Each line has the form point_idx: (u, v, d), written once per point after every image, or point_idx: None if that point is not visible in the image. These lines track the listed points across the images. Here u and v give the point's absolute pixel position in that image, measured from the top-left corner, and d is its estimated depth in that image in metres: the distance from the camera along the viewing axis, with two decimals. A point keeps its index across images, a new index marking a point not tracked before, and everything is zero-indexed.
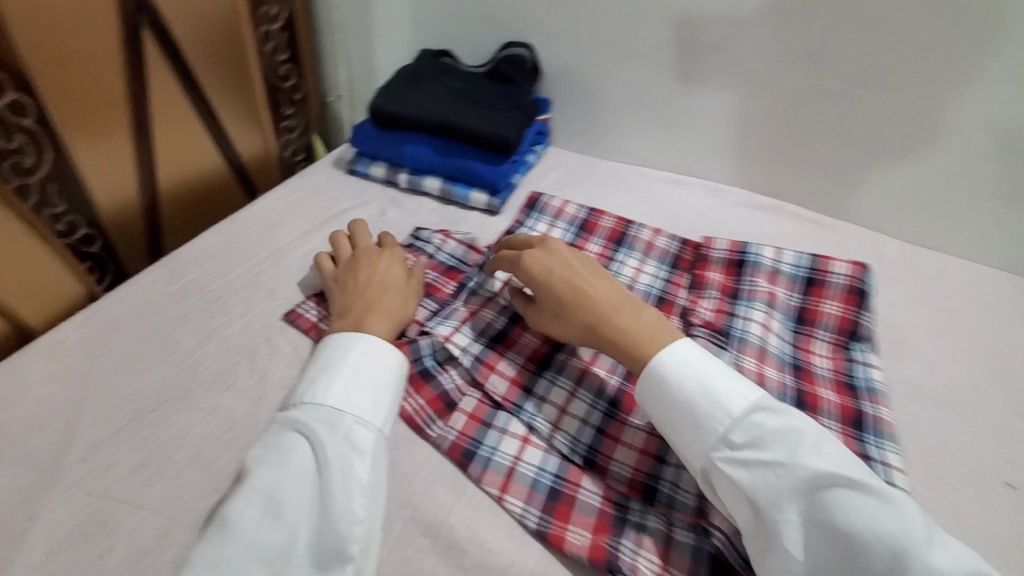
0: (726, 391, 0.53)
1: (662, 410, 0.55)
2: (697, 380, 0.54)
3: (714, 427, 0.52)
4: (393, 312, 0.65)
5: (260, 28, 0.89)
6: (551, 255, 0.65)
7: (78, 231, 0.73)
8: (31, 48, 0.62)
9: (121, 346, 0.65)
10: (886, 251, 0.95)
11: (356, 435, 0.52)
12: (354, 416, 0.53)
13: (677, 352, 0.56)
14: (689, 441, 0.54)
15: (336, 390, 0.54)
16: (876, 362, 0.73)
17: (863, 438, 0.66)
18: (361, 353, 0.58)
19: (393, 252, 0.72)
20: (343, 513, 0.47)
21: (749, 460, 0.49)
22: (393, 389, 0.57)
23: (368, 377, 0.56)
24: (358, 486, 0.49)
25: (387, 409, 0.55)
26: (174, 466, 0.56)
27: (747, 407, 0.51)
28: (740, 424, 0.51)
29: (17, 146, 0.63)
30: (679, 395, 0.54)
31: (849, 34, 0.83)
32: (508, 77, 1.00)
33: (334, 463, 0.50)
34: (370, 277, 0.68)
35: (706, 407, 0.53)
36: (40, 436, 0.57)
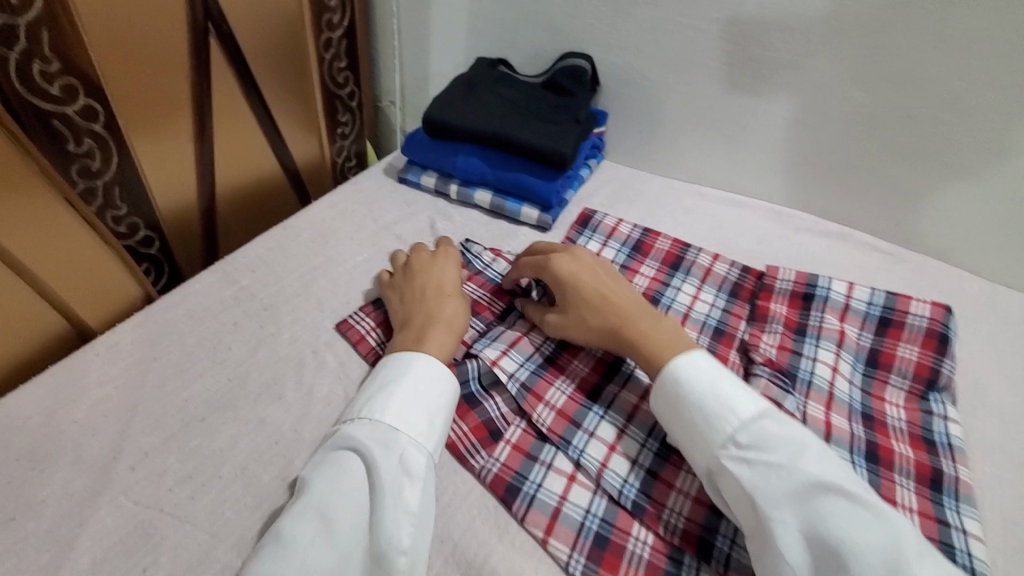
0: (737, 396, 0.53)
1: (674, 409, 0.55)
2: (709, 382, 0.54)
3: (721, 426, 0.52)
4: (454, 322, 0.64)
5: (322, 35, 0.89)
6: (577, 260, 0.67)
7: (139, 233, 0.74)
8: (104, 55, 0.62)
9: (174, 351, 0.65)
10: (963, 290, 0.88)
11: (409, 458, 0.50)
12: (408, 438, 0.51)
13: (693, 358, 0.56)
14: (698, 441, 0.53)
15: (390, 411, 0.53)
16: (955, 417, 0.68)
17: (941, 500, 0.60)
18: (415, 373, 0.57)
19: (451, 259, 0.72)
20: (390, 541, 0.45)
21: (753, 460, 0.49)
22: (445, 414, 0.56)
23: (421, 399, 0.55)
24: (406, 511, 0.47)
25: (438, 431, 0.54)
26: (220, 479, 0.56)
27: (756, 411, 0.51)
28: (747, 426, 0.51)
29: (86, 150, 0.64)
30: (692, 395, 0.54)
31: (943, 55, 0.76)
32: (566, 89, 0.97)
33: (386, 487, 0.48)
34: (429, 286, 0.67)
35: (716, 407, 0.52)
36: (91, 439, 0.57)
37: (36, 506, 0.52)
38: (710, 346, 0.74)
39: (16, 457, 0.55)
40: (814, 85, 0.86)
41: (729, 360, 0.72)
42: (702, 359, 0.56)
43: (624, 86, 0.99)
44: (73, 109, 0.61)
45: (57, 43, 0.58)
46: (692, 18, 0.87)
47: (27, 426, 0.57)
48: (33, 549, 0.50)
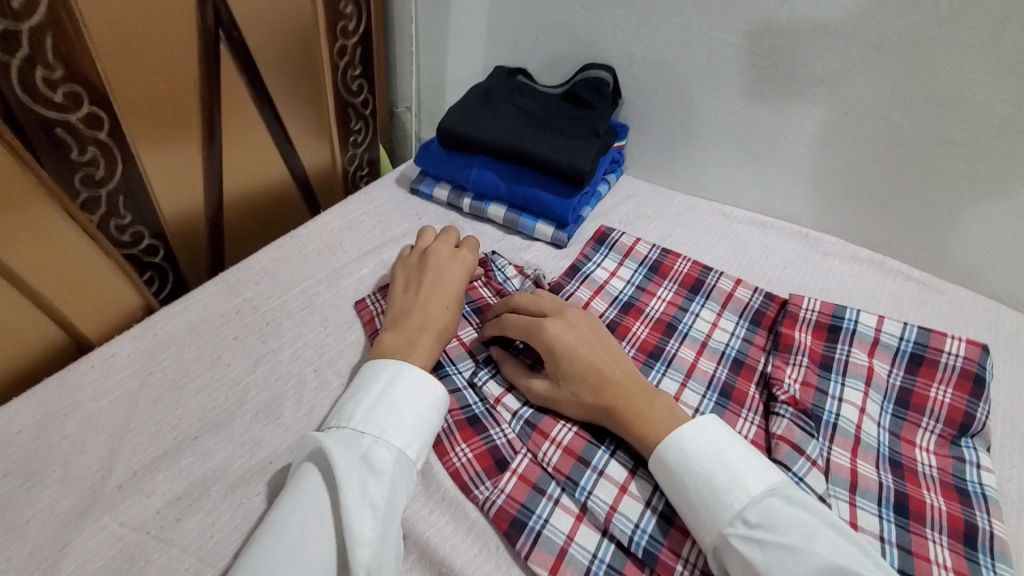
0: (746, 470, 0.50)
1: (678, 483, 0.52)
2: (717, 455, 0.51)
3: (729, 501, 0.49)
4: (443, 332, 0.63)
5: (336, 41, 0.88)
6: (573, 328, 0.61)
7: (143, 242, 0.72)
8: (108, 59, 0.60)
9: (172, 363, 0.63)
10: (1001, 323, 0.83)
11: (375, 455, 0.49)
12: (374, 436, 0.50)
13: (698, 426, 0.53)
14: (704, 516, 0.50)
15: (360, 413, 0.52)
16: (989, 464, 0.63)
17: (975, 558, 0.56)
18: (392, 375, 0.55)
19: (468, 268, 0.70)
20: (353, 534, 0.44)
21: (765, 540, 0.46)
22: (420, 405, 0.54)
23: (395, 399, 0.53)
24: (370, 507, 0.46)
25: (409, 426, 0.52)
26: (210, 501, 0.52)
27: (765, 488, 0.48)
28: (756, 503, 0.48)
29: (90, 158, 0.62)
30: (697, 467, 0.51)
31: (992, 76, 0.71)
32: (586, 101, 0.93)
33: (346, 480, 0.46)
34: (434, 289, 0.66)
35: (724, 480, 0.49)
36: (82, 454, 0.54)
37: (20, 526, 0.49)
38: (728, 378, 0.70)
39: (4, 474, 0.52)
40: (849, 103, 0.81)
41: (748, 396, 0.68)
42: (709, 430, 0.53)
43: (647, 99, 0.96)
44: (77, 116, 0.60)
45: (61, 48, 0.56)
46: (722, 31, 0.84)
47: (17, 441, 0.55)
48: (15, 572, 0.47)
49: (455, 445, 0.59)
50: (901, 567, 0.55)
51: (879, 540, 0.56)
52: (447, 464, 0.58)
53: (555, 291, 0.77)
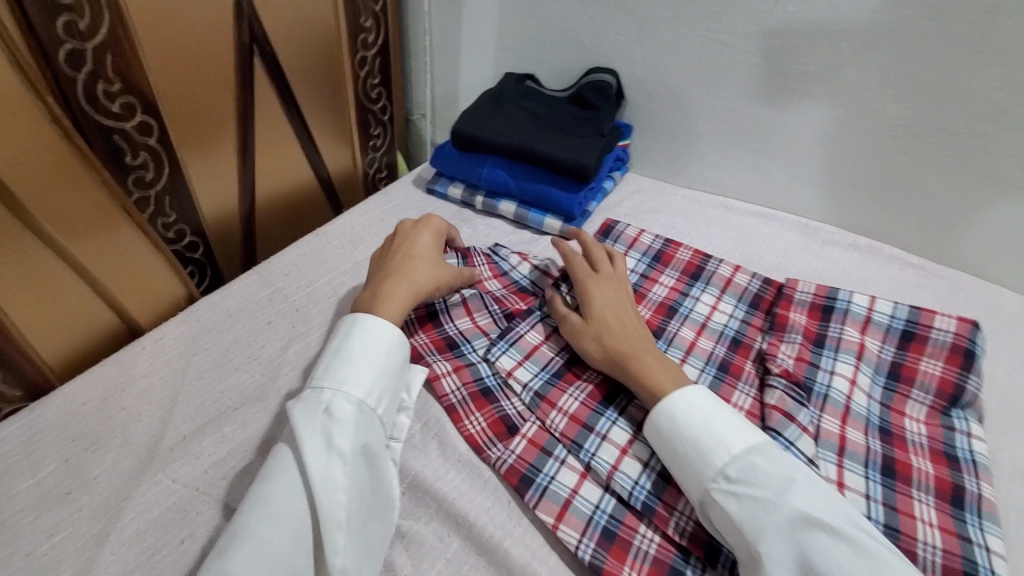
0: (727, 430, 0.54)
1: (667, 445, 0.56)
2: (699, 418, 0.55)
3: (712, 460, 0.53)
4: (416, 285, 0.67)
5: (356, 54, 0.96)
6: (613, 291, 0.71)
7: (185, 239, 0.79)
8: (158, 74, 0.68)
9: (214, 346, 0.69)
10: (1000, 305, 0.86)
11: (336, 406, 0.53)
12: (334, 389, 0.55)
13: (686, 393, 0.58)
14: (691, 474, 0.54)
15: (320, 371, 0.57)
16: (980, 434, 0.66)
17: (963, 517, 0.59)
18: (351, 330, 0.60)
19: (434, 231, 0.76)
20: (325, 484, 0.49)
21: (741, 495, 0.50)
22: (380, 358, 0.58)
23: (354, 352, 0.58)
24: (338, 457, 0.51)
25: (368, 379, 0.56)
26: (251, 461, 0.58)
27: (745, 447, 0.52)
28: (736, 461, 0.52)
29: (141, 162, 0.70)
30: (684, 429, 0.55)
31: (984, 65, 0.75)
32: (591, 102, 0.98)
33: (310, 436, 0.51)
34: (407, 252, 0.71)
35: (708, 441, 0.54)
36: (139, 423, 0.61)
37: (89, 482, 0.56)
38: (726, 356, 0.75)
39: (73, 439, 0.59)
40: (843, 97, 0.85)
41: (744, 370, 0.73)
42: (697, 394, 0.58)
43: (649, 100, 1.01)
44: (131, 124, 0.67)
45: (119, 64, 0.64)
46: (720, 32, 0.88)
47: (82, 411, 0.61)
48: (86, 520, 0.53)
49: (470, 413, 0.65)
50: (886, 523, 0.58)
51: (865, 498, 0.60)
52: (463, 430, 0.63)
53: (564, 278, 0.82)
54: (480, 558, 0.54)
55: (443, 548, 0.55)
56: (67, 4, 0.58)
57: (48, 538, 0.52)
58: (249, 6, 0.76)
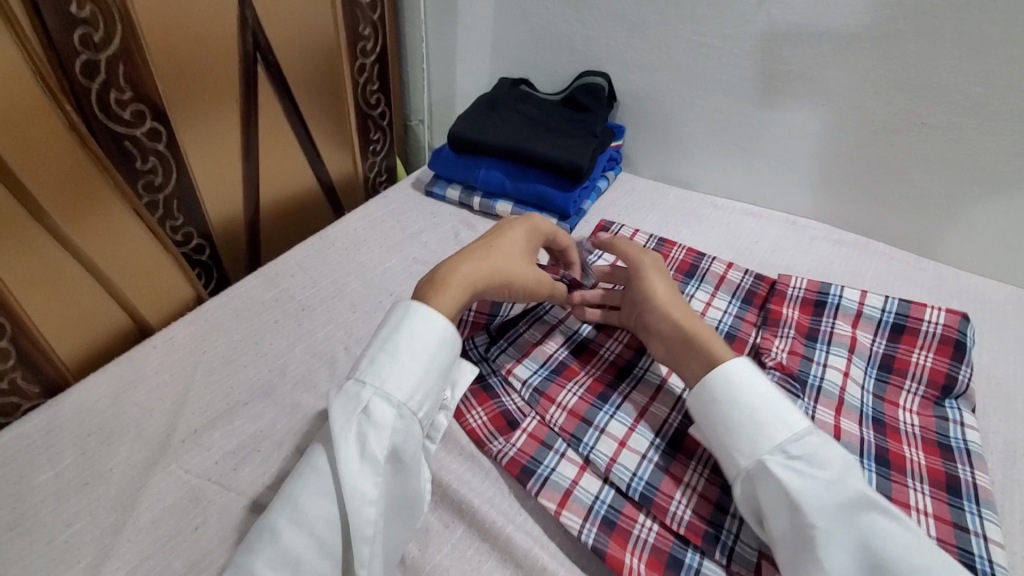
0: (788, 408, 0.53)
1: (723, 412, 0.55)
2: (763, 393, 0.54)
3: (772, 435, 0.52)
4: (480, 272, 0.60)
5: (356, 61, 0.99)
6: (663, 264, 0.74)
7: (193, 241, 0.82)
8: (168, 82, 0.71)
9: (222, 345, 0.71)
10: (986, 295, 0.88)
11: (375, 408, 0.50)
12: (375, 388, 0.51)
13: (749, 364, 0.56)
14: (743, 444, 0.53)
15: (364, 364, 0.52)
16: (973, 423, 0.65)
17: (959, 505, 0.57)
18: (401, 320, 0.54)
19: (530, 228, 0.68)
20: (355, 495, 0.48)
21: (802, 471, 0.50)
22: (427, 356, 0.53)
23: (400, 347, 0.53)
24: (372, 465, 0.49)
25: (412, 384, 0.51)
26: (260, 453, 0.60)
27: (809, 425, 0.52)
28: (797, 438, 0.51)
29: (151, 167, 0.73)
30: (746, 399, 0.54)
31: (960, 60, 0.78)
32: (584, 105, 1.02)
33: (343, 441, 0.49)
34: (495, 245, 0.64)
35: (768, 416, 0.52)
36: (151, 418, 0.63)
37: (105, 473, 0.58)
38: None
39: (89, 433, 0.61)
40: (827, 95, 0.88)
41: None
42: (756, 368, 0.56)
43: (640, 101, 1.04)
44: (142, 131, 0.70)
45: (131, 74, 0.67)
46: (706, 35, 0.92)
47: (98, 407, 0.64)
48: (104, 509, 0.55)
49: (471, 408, 0.65)
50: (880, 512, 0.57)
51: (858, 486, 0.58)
52: (464, 423, 0.64)
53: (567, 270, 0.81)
54: (484, 543, 0.54)
55: (448, 534, 0.55)
56: (83, 17, 0.61)
57: (68, 526, 0.54)
58: (253, 15, 0.79)
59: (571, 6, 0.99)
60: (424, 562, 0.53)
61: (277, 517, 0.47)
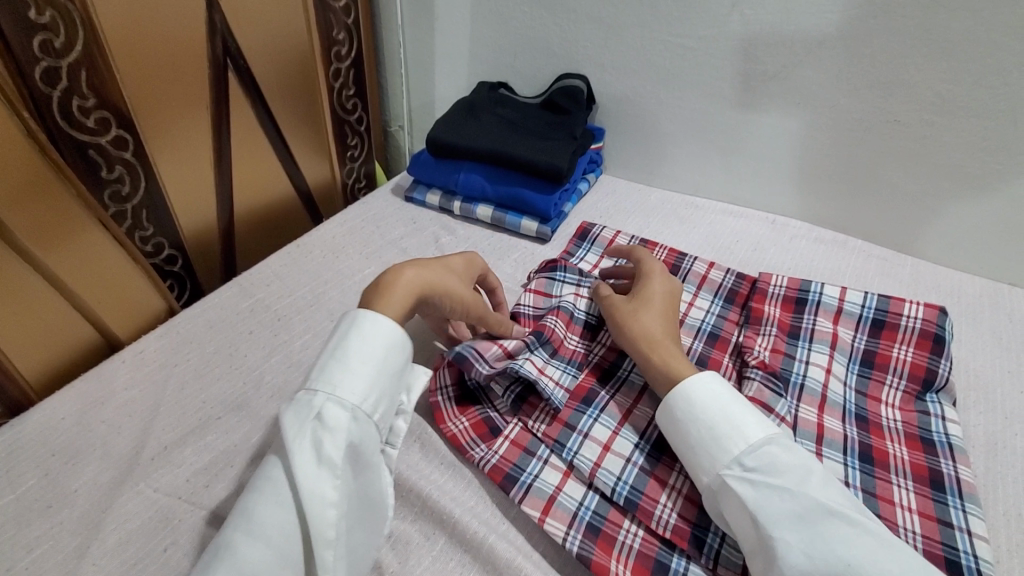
0: (746, 418, 0.52)
1: (681, 427, 0.54)
2: (719, 404, 0.53)
3: (728, 447, 0.51)
4: (423, 279, 0.60)
5: (331, 66, 0.97)
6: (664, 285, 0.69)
7: (164, 252, 0.80)
8: (134, 89, 0.69)
9: (194, 358, 0.69)
10: (964, 289, 0.89)
11: (328, 413, 0.48)
12: (327, 393, 0.49)
13: (709, 377, 0.56)
14: (703, 459, 0.52)
15: (315, 373, 0.51)
16: (954, 416, 0.65)
17: (944, 500, 0.57)
18: (350, 328, 0.53)
19: (468, 258, 0.69)
20: (314, 498, 0.45)
21: (758, 482, 0.48)
22: (380, 359, 0.52)
23: (350, 352, 0.51)
24: (329, 470, 0.47)
25: (365, 386, 0.50)
26: (234, 468, 0.58)
27: (764, 436, 0.51)
28: (753, 450, 0.50)
29: (117, 176, 0.70)
30: (701, 413, 0.53)
31: (928, 58, 0.78)
32: (562, 107, 1.01)
33: (297, 446, 0.47)
34: (441, 262, 0.65)
35: (724, 428, 0.52)
36: (119, 435, 0.61)
37: (69, 495, 0.55)
38: (704, 350, 0.73)
39: (54, 454, 0.59)
40: (803, 94, 0.89)
41: (722, 364, 0.71)
42: (717, 381, 0.56)
43: (619, 103, 1.04)
44: (106, 139, 0.68)
45: (93, 80, 0.65)
46: (681, 37, 0.92)
47: (63, 425, 0.61)
48: (67, 533, 0.53)
49: (453, 416, 0.64)
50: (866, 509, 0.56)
51: (844, 485, 0.58)
52: (446, 432, 0.62)
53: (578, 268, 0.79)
54: (466, 555, 0.53)
55: (427, 547, 0.53)
56: (42, 23, 0.59)
57: (29, 552, 0.51)
58: (222, 20, 0.77)
59: (547, 10, 0.99)
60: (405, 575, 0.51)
61: (231, 531, 0.45)
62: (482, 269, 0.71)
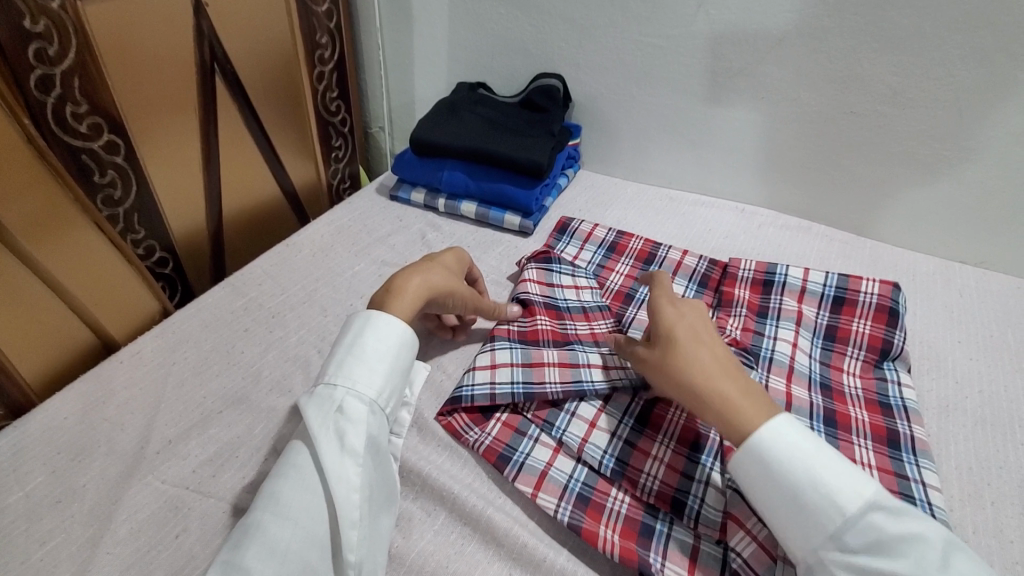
0: (837, 484, 0.48)
1: (766, 495, 0.50)
2: (804, 470, 0.48)
3: (823, 523, 0.47)
4: (432, 282, 0.64)
5: (315, 70, 1.00)
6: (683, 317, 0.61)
7: (156, 254, 0.81)
8: (125, 95, 0.71)
9: (192, 356, 0.71)
10: (919, 268, 0.95)
11: (348, 406, 0.52)
12: (346, 388, 0.53)
13: (778, 435, 0.50)
14: (797, 536, 0.48)
15: (332, 368, 0.55)
16: (908, 381, 0.71)
17: (900, 457, 0.62)
18: (363, 327, 0.57)
19: (454, 250, 0.73)
20: (340, 482, 0.49)
21: (866, 568, 0.44)
22: (393, 357, 0.56)
23: (365, 350, 0.55)
24: (351, 456, 0.50)
25: (381, 382, 0.55)
26: (238, 458, 0.60)
27: (862, 506, 0.46)
28: (854, 525, 0.46)
29: (109, 180, 0.72)
30: (785, 482, 0.49)
31: (881, 52, 0.84)
32: (540, 106, 1.05)
33: (323, 436, 0.50)
34: (432, 260, 0.69)
35: (813, 500, 0.47)
36: (123, 432, 0.62)
37: (78, 489, 0.57)
38: None
39: (60, 451, 0.60)
40: (765, 88, 0.94)
41: None
42: (789, 435, 0.50)
43: (594, 101, 1.08)
44: (99, 143, 0.69)
45: (87, 87, 0.67)
46: (652, 36, 0.96)
47: (66, 425, 0.63)
48: (79, 525, 0.54)
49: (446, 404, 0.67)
50: None
51: None
52: (440, 418, 0.65)
53: (563, 264, 0.84)
54: (466, 528, 0.56)
55: (430, 522, 0.56)
56: (37, 31, 0.61)
57: (42, 545, 0.53)
58: (209, 27, 0.79)
59: (523, 11, 1.03)
60: (409, 549, 0.54)
61: (259, 513, 0.47)
62: (467, 256, 0.75)
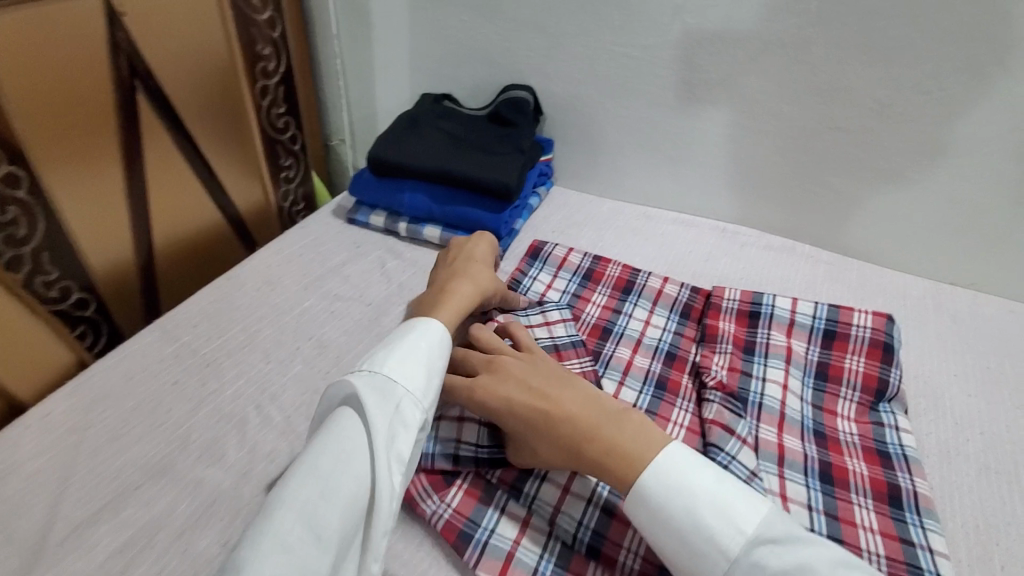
0: (717, 521, 0.43)
1: (658, 544, 0.45)
2: (682, 510, 0.44)
3: (709, 567, 0.42)
4: (476, 281, 0.67)
5: (257, 83, 0.90)
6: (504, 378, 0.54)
7: (72, 296, 0.72)
8: (26, 119, 0.63)
9: (111, 416, 0.62)
10: (910, 292, 0.90)
11: (406, 408, 0.46)
12: (406, 388, 0.47)
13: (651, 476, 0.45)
14: None
15: (390, 361, 0.48)
16: (907, 426, 0.65)
17: (903, 517, 0.57)
18: (419, 334, 0.52)
19: (487, 240, 0.76)
20: (386, 487, 0.42)
21: None
22: (442, 375, 0.51)
23: (424, 356, 0.50)
24: (398, 461, 0.44)
25: (435, 394, 0.49)
26: (156, 546, 0.52)
27: (743, 545, 0.41)
28: (740, 567, 0.41)
29: (12, 218, 0.64)
30: (667, 528, 0.44)
31: (868, 65, 0.79)
32: (507, 120, 0.97)
33: (382, 431, 0.43)
34: (467, 258, 0.72)
35: (698, 545, 0.43)
36: (23, 516, 0.54)
37: None
38: (662, 372, 0.71)
39: None
40: (746, 102, 0.88)
41: (682, 385, 0.70)
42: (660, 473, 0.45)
43: (566, 114, 1.01)
44: None
45: None
46: (626, 46, 0.89)
47: None
48: None
49: None
50: (829, 534, 0.55)
51: (807, 509, 0.57)
52: None
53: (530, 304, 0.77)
54: None
55: None
56: None
57: None
58: (125, 39, 0.71)
59: (487, 18, 0.95)
60: None
61: None
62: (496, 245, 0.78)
